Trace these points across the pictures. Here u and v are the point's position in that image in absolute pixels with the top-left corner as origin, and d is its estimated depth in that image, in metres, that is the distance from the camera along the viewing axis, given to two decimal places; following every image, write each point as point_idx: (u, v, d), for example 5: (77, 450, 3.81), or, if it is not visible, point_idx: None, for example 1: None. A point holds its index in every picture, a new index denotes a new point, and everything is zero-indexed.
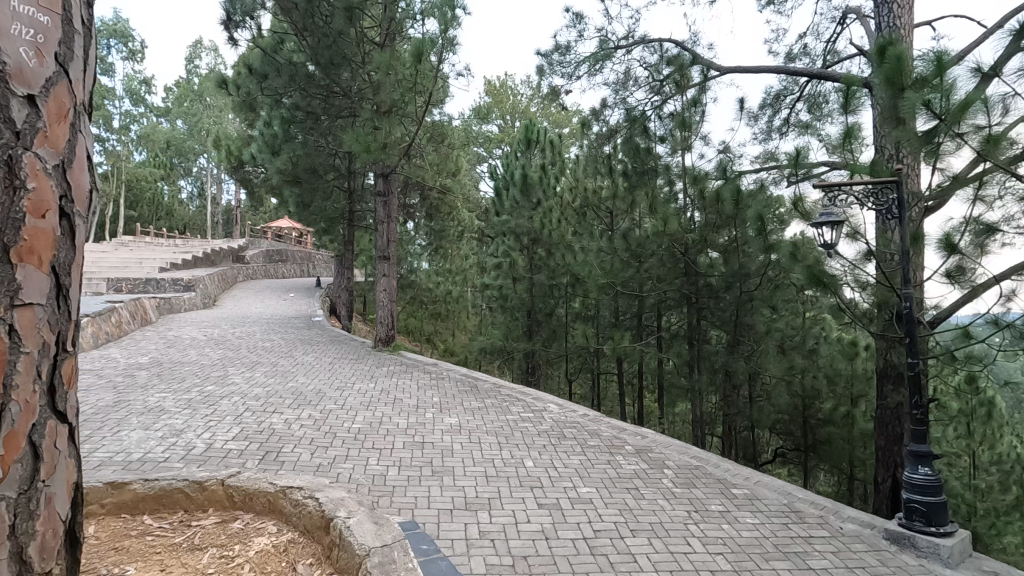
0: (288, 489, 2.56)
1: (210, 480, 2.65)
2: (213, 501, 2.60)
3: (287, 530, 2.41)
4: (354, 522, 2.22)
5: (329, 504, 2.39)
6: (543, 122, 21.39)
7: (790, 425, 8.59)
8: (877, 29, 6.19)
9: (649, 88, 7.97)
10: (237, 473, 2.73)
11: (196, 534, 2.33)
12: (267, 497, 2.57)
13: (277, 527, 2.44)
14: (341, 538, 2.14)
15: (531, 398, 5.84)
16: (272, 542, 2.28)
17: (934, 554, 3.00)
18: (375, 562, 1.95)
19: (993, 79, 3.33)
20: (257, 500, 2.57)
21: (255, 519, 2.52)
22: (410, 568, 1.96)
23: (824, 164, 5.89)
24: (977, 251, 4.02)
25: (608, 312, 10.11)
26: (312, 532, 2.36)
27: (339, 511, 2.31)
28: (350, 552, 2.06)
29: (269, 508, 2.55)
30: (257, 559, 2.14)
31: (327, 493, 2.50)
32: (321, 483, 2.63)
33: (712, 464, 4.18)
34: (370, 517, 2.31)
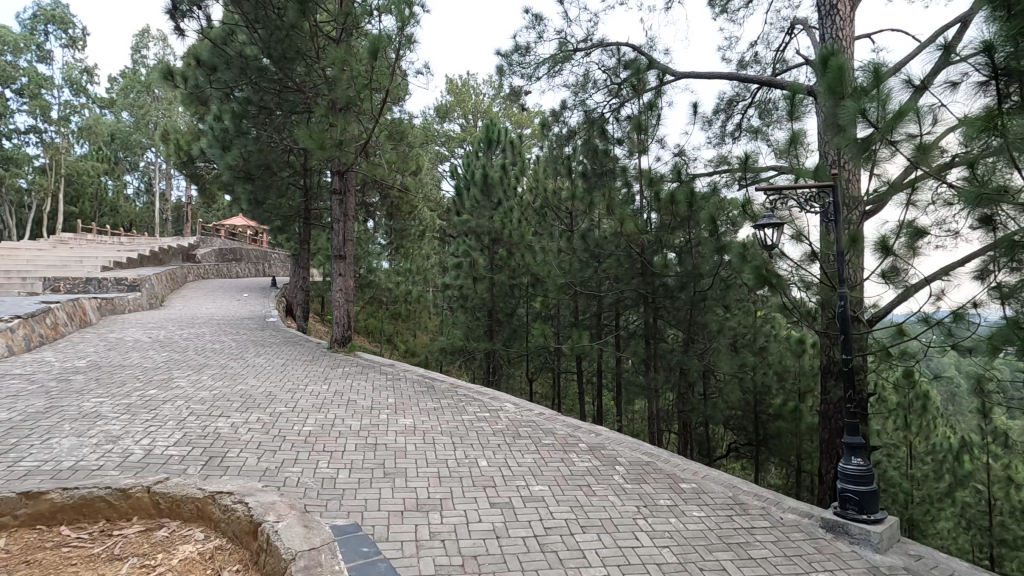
0: (219, 494, 2.50)
1: (135, 486, 2.54)
2: (137, 509, 2.50)
3: (215, 537, 2.35)
4: (283, 527, 2.17)
5: (258, 508, 2.33)
6: (505, 122, 21.38)
7: (743, 420, 8.87)
8: (822, 40, 6.48)
9: (607, 90, 8.10)
10: (165, 478, 2.63)
11: (117, 543, 2.28)
12: (196, 502, 2.48)
13: (205, 534, 2.38)
14: (269, 543, 2.10)
15: (487, 397, 5.85)
16: (199, 549, 2.24)
17: (865, 540, 3.15)
18: (301, 566, 1.93)
19: (923, 92, 3.55)
20: (184, 506, 2.48)
21: (182, 526, 2.44)
22: (336, 570, 1.94)
23: (772, 168, 6.14)
24: (910, 253, 4.28)
25: (568, 312, 10.22)
26: (240, 537, 2.30)
27: (268, 516, 2.26)
28: (276, 556, 2.02)
29: (198, 513, 2.47)
30: (179, 568, 2.12)
31: (257, 497, 2.44)
32: (254, 487, 2.56)
33: (662, 459, 4.29)
34: (300, 520, 2.28)
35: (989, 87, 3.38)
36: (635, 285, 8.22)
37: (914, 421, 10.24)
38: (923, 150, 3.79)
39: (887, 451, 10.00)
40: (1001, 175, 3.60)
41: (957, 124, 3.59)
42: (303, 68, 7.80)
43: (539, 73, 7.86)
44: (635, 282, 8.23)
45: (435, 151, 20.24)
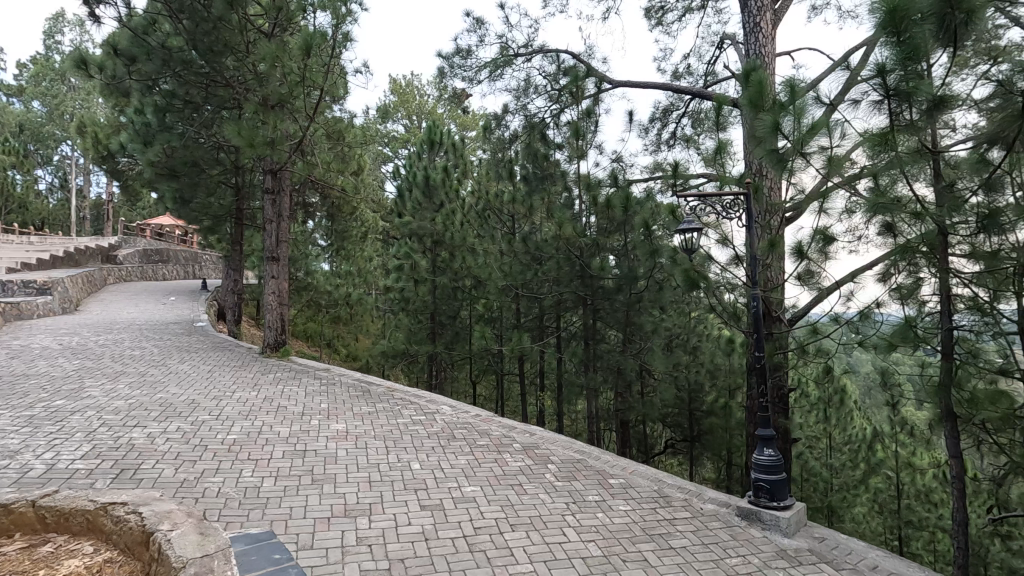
0: (111, 505, 2.43)
1: (19, 501, 2.44)
2: (21, 525, 2.40)
3: (106, 550, 2.30)
4: (177, 535, 2.15)
5: (152, 517, 2.29)
6: (451, 124, 21.22)
7: (678, 417, 9.25)
8: (747, 55, 6.85)
9: (548, 96, 8.25)
10: (53, 492, 2.54)
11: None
12: (86, 515, 2.42)
13: (95, 547, 2.32)
14: (160, 552, 2.07)
15: (424, 401, 5.81)
16: (85, 563, 2.19)
17: (776, 525, 3.37)
18: (190, 573, 1.90)
19: (832, 109, 3.85)
20: (73, 520, 2.41)
21: (70, 541, 2.37)
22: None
23: (701, 176, 6.44)
24: (822, 257, 4.64)
25: (510, 314, 10.31)
26: (132, 548, 2.25)
27: (162, 524, 2.22)
28: (165, 564, 1.99)
29: (88, 527, 2.41)
30: None
31: (153, 507, 2.39)
32: (151, 497, 2.51)
33: (593, 456, 4.42)
34: (196, 527, 2.25)
35: (884, 106, 3.68)
36: (574, 288, 8.38)
37: (833, 414, 10.98)
38: (832, 162, 4.11)
39: (808, 442, 10.68)
40: (898, 187, 4.03)
41: (860, 139, 3.90)
42: (232, 63, 7.52)
43: (480, 76, 7.91)
44: (574, 284, 8.39)
45: (378, 152, 19.84)
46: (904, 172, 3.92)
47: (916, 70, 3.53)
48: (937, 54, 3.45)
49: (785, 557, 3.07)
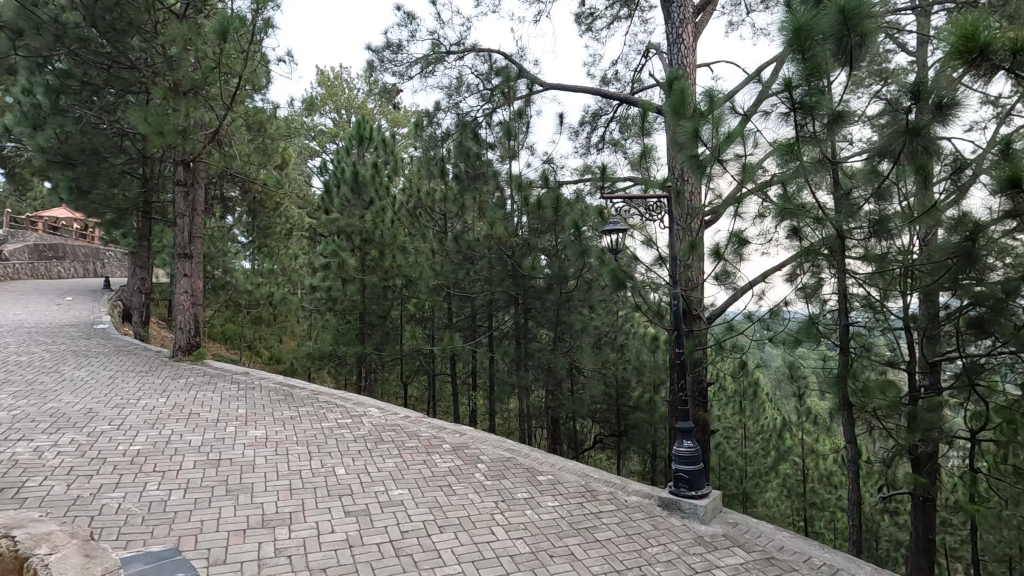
0: None
1: None
2: None
3: None
4: (56, 559, 1.96)
5: (28, 541, 2.08)
6: (382, 120, 20.65)
7: (606, 411, 9.61)
8: (670, 64, 7.15)
9: (481, 95, 8.23)
10: None
11: None
12: None
13: None
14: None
15: (351, 403, 5.64)
16: None
17: (693, 513, 3.54)
18: None
19: (746, 119, 4.10)
20: None
21: None
22: None
23: (627, 179, 6.66)
24: (737, 258, 4.95)
25: (442, 314, 10.22)
26: None
27: (40, 549, 2.02)
28: None
29: None
30: None
31: (29, 530, 2.18)
32: (29, 518, 2.28)
33: (522, 454, 4.46)
34: (81, 549, 2.07)
35: (791, 118, 3.96)
36: (506, 287, 8.41)
37: (748, 406, 11.70)
38: (747, 169, 4.37)
39: (726, 433, 11.31)
40: (802, 194, 4.36)
41: (771, 148, 4.16)
42: (138, 44, 6.97)
43: (411, 72, 7.77)
44: (506, 283, 8.41)
45: (304, 145, 18.99)
46: (808, 181, 4.24)
47: (818, 86, 3.81)
48: (837, 73, 3.75)
49: (701, 543, 3.23)
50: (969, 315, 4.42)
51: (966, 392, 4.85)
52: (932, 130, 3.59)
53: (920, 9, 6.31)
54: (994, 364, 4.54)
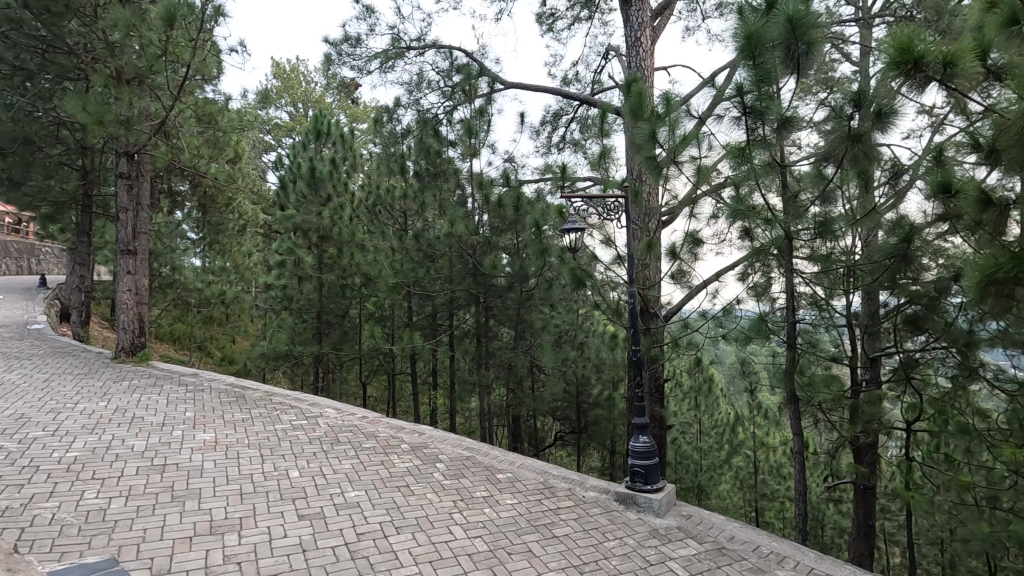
0: None
1: None
2: None
3: None
4: None
5: None
6: (340, 114, 20.18)
7: (566, 408, 9.75)
8: (629, 67, 7.28)
9: (441, 92, 8.16)
10: None
11: None
12: None
13: None
14: None
15: (306, 405, 5.51)
16: None
17: (649, 507, 3.62)
18: None
19: (701, 122, 4.21)
20: None
21: None
22: None
23: (587, 179, 6.74)
24: (692, 258, 5.09)
25: (402, 312, 10.10)
26: None
27: None
28: None
29: None
30: None
31: None
32: None
33: (481, 453, 4.46)
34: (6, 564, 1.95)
35: (743, 122, 4.10)
36: (467, 285, 8.37)
37: (703, 401, 12.04)
38: (701, 171, 4.50)
39: (682, 428, 11.61)
40: (752, 196, 4.53)
41: (723, 151, 4.30)
42: (77, 28, 6.59)
43: (370, 67, 7.63)
44: (467, 282, 8.36)
45: (258, 139, 18.37)
46: (759, 184, 4.40)
47: (768, 91, 3.96)
48: (785, 80, 3.90)
49: (656, 535, 3.30)
50: (906, 313, 4.68)
51: (902, 385, 5.13)
52: (872, 137, 3.78)
53: (863, 21, 6.63)
54: (928, 357, 4.89)
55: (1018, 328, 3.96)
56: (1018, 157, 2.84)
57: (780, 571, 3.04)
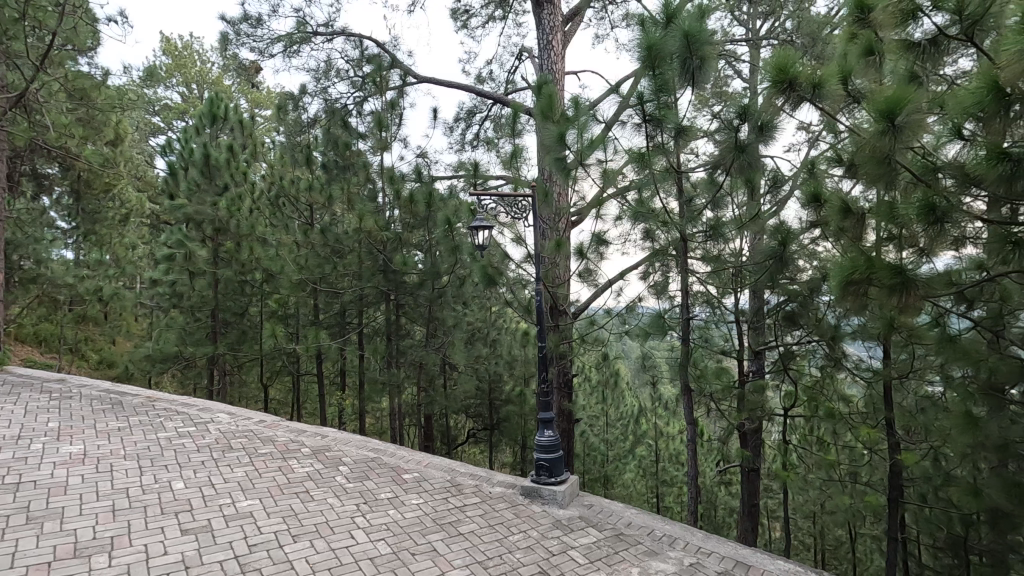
0: None
1: None
2: None
3: None
4: None
5: None
6: (240, 99, 18.83)
7: (478, 406, 9.83)
8: (541, 69, 7.41)
9: (351, 82, 7.87)
10: None
11: None
12: None
13: None
14: None
15: (195, 410, 5.10)
16: None
17: (553, 499, 3.72)
18: None
19: (607, 127, 4.39)
20: None
21: None
22: None
23: (499, 178, 6.80)
24: (598, 256, 5.31)
25: (307, 310, 9.63)
26: None
27: None
28: None
29: None
30: None
31: None
32: None
33: (387, 453, 4.36)
34: None
35: (643, 129, 4.32)
36: (376, 282, 8.10)
37: (610, 395, 12.55)
38: (608, 174, 4.68)
39: (590, 421, 12.05)
40: (650, 201, 4.93)
41: (627, 156, 4.50)
42: None
43: (273, 50, 7.20)
44: (377, 279, 8.07)
45: (144, 121, 16.69)
46: (658, 188, 4.68)
47: (667, 101, 4.19)
48: (682, 91, 4.15)
49: (559, 526, 3.40)
50: (784, 310, 5.18)
51: (782, 375, 5.66)
52: (756, 148, 4.13)
53: (752, 42, 7.22)
54: (803, 350, 5.39)
55: (873, 324, 4.48)
56: (871, 171, 3.22)
57: (671, 552, 3.23)
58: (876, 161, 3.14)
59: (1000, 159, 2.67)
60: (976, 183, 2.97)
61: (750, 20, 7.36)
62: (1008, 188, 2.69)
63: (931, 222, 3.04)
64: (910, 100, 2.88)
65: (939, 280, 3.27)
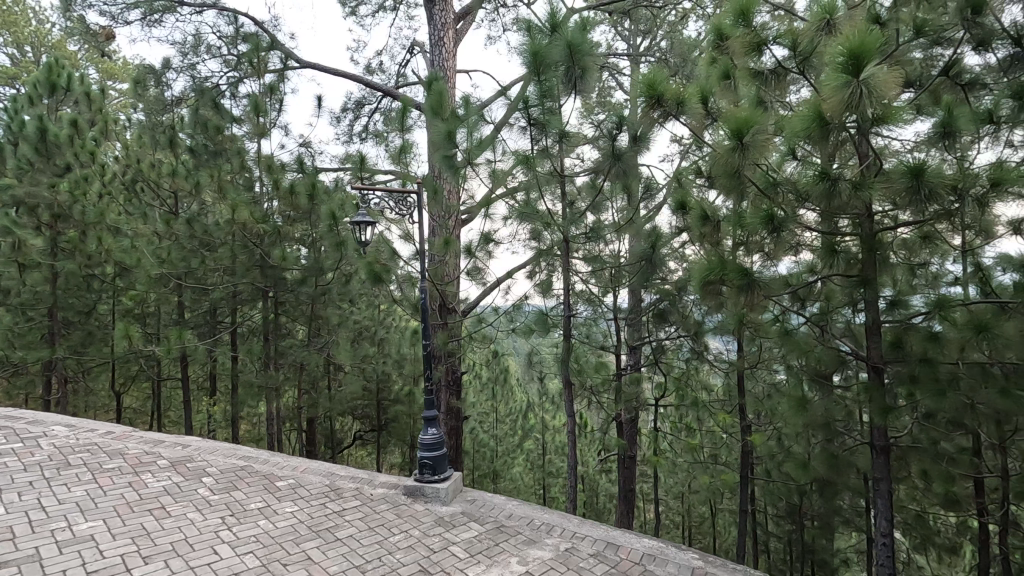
0: None
1: None
2: None
3: None
4: None
5: None
6: (89, 69, 16.55)
7: (366, 407, 9.63)
8: (433, 65, 7.35)
9: (224, 61, 7.25)
10: None
11: None
12: None
13: None
14: None
15: (22, 424, 4.41)
16: None
17: (435, 497, 3.73)
18: None
19: (495, 127, 4.47)
20: None
21: None
22: None
23: (387, 173, 6.63)
24: (486, 255, 5.39)
25: (169, 307, 8.72)
26: None
27: None
28: None
29: None
30: None
31: None
32: None
33: (258, 461, 4.10)
34: None
35: (528, 132, 4.45)
36: (251, 278, 7.54)
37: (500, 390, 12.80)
38: (496, 176, 4.76)
39: (480, 418, 12.19)
40: (535, 203, 5.08)
41: (514, 158, 4.61)
42: None
43: (129, 17, 6.43)
44: (252, 274, 7.53)
45: None
46: (543, 190, 4.85)
47: (551, 106, 4.35)
48: (565, 99, 4.33)
49: (441, 523, 3.42)
50: (655, 309, 5.62)
51: (653, 368, 6.12)
52: (631, 157, 4.44)
53: (632, 57, 7.72)
54: (672, 345, 5.88)
55: (727, 320, 5.01)
56: (724, 183, 3.60)
57: (548, 540, 3.38)
58: (728, 173, 3.52)
59: (822, 178, 3.12)
60: (805, 198, 3.44)
61: (631, 36, 7.87)
62: (828, 204, 3.16)
63: (771, 230, 3.47)
64: (755, 122, 3.25)
65: (779, 281, 3.74)
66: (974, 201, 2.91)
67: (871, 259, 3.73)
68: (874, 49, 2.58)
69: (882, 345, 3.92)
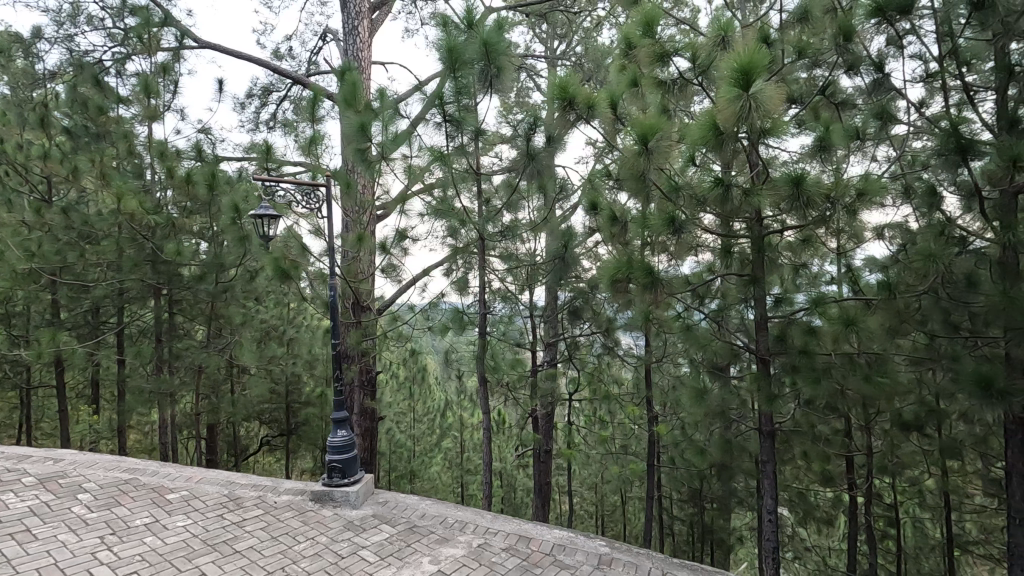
0: None
1: None
2: None
3: None
4: None
5: None
6: None
7: (273, 411, 9.12)
8: (346, 55, 7.08)
9: (108, 34, 6.57)
10: None
11: None
12: None
13: None
14: None
15: None
16: None
17: (345, 500, 3.61)
18: None
19: (410, 122, 4.39)
20: None
21: None
22: None
23: (295, 164, 6.31)
24: (401, 252, 5.28)
25: (40, 307, 7.77)
26: None
27: None
28: None
29: None
30: None
31: None
32: None
33: (145, 473, 3.76)
34: None
35: (444, 128, 4.40)
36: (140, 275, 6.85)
37: (418, 390, 12.61)
38: (412, 171, 4.67)
39: (396, 418, 11.92)
40: (451, 200, 5.04)
41: (430, 155, 4.55)
42: None
43: None
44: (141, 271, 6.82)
45: None
46: (459, 188, 4.83)
47: (467, 104, 4.33)
48: (482, 97, 4.33)
49: (351, 528, 3.31)
50: (569, 307, 5.77)
51: (567, 363, 6.28)
52: (545, 157, 4.52)
53: (549, 60, 7.88)
54: (585, 341, 6.06)
55: (635, 317, 5.25)
56: (632, 185, 3.77)
57: (461, 537, 3.38)
58: (635, 176, 3.68)
59: (718, 184, 3.35)
60: (703, 202, 3.68)
61: (548, 39, 8.02)
62: (722, 208, 3.40)
63: (673, 232, 3.68)
64: (660, 129, 3.43)
65: (680, 280, 3.97)
66: (844, 208, 3.25)
67: (759, 259, 4.05)
68: (762, 66, 2.81)
69: (769, 339, 4.28)
